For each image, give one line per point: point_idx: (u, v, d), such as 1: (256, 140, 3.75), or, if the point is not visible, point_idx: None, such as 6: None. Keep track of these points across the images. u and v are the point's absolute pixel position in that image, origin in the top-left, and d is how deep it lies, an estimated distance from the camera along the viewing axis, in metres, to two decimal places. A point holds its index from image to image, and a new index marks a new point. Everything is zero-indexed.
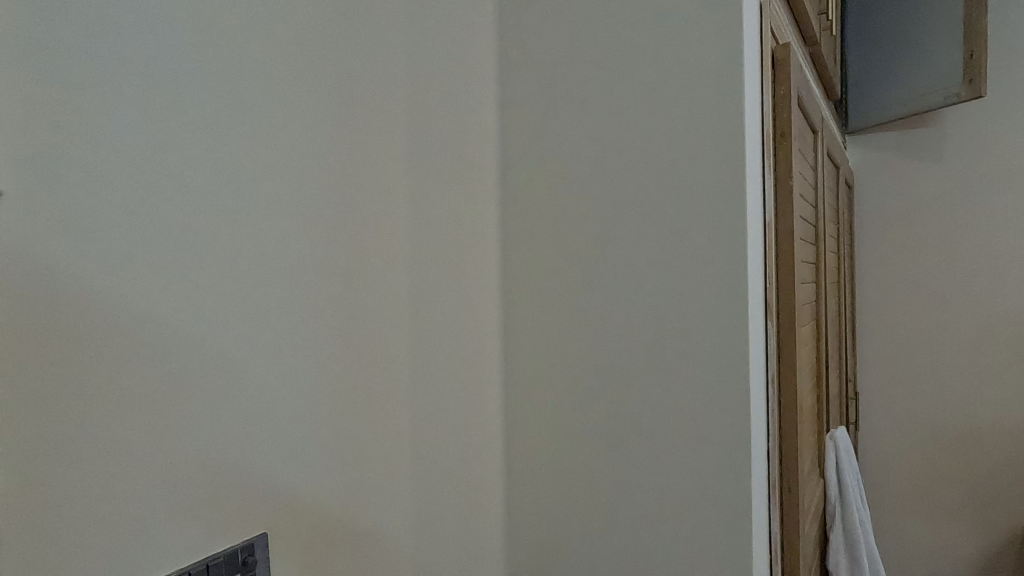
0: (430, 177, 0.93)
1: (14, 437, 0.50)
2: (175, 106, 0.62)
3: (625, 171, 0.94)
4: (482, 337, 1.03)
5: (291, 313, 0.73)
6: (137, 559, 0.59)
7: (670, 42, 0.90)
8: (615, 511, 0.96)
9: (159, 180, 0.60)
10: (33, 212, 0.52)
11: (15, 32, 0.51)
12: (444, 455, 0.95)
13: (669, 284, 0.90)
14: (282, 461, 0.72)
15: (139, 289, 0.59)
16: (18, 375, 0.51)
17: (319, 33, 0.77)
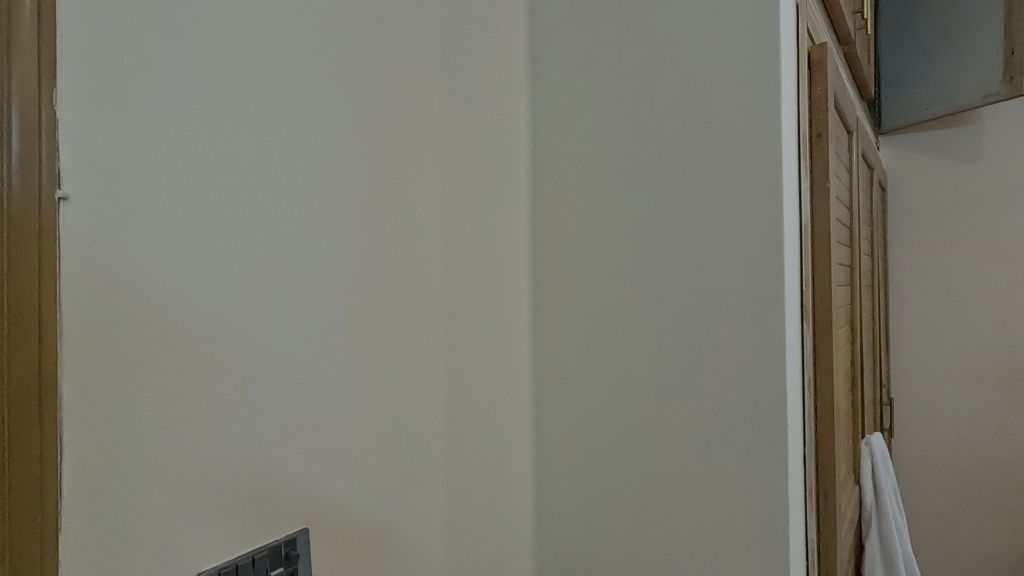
0: (464, 180, 0.94)
1: (78, 429, 0.53)
2: (227, 112, 0.64)
3: (659, 172, 0.94)
4: (514, 338, 1.04)
5: (333, 313, 0.75)
6: (188, 550, 0.61)
7: (704, 43, 0.90)
8: (647, 515, 0.96)
9: (212, 183, 0.63)
10: (97, 215, 0.54)
11: (85, 44, 0.53)
12: (476, 454, 0.96)
13: (703, 286, 0.90)
14: (322, 456, 0.74)
15: (193, 289, 0.61)
16: (81, 371, 0.53)
17: (359, 40, 0.79)
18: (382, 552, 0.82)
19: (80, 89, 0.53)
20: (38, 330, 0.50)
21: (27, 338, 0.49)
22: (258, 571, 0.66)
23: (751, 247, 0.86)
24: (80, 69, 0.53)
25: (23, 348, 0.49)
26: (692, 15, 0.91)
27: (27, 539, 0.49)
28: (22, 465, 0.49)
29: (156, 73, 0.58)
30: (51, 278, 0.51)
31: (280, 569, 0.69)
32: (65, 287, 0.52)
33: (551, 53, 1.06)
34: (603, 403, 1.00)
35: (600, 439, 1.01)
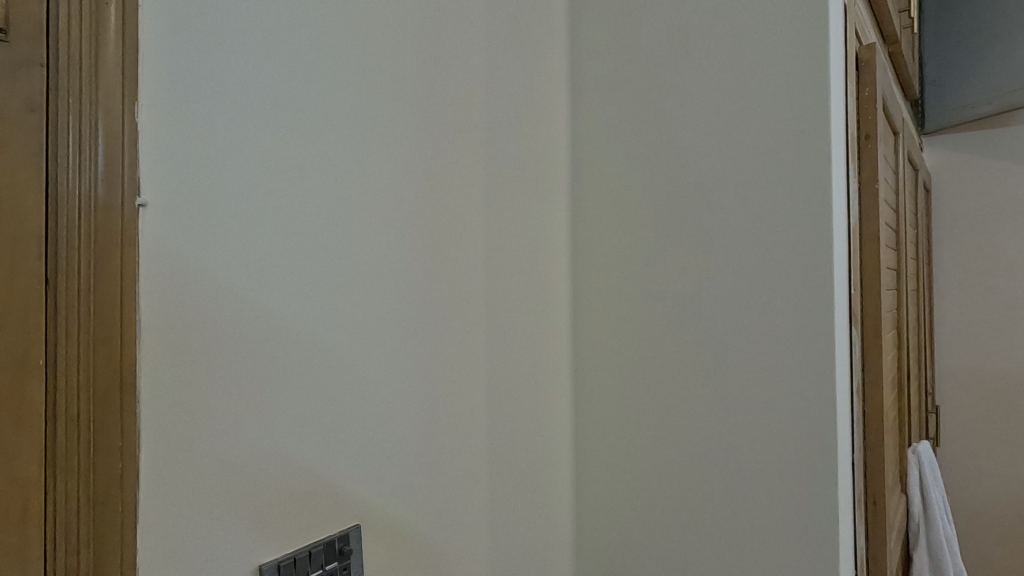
0: (508, 185, 0.96)
1: (154, 424, 0.55)
2: (290, 120, 0.67)
3: (703, 175, 0.94)
4: (554, 340, 1.05)
5: (385, 315, 0.77)
6: (250, 542, 0.63)
7: (750, 46, 0.90)
8: (689, 519, 0.96)
9: (275, 190, 0.65)
10: (172, 220, 0.57)
11: (164, 60, 0.56)
12: (519, 456, 0.98)
13: (748, 289, 0.89)
14: (374, 454, 0.76)
15: (259, 291, 0.64)
16: (158, 368, 0.56)
17: (411, 48, 0.81)
18: (431, 550, 0.83)
19: (158, 101, 0.56)
20: (120, 330, 0.53)
21: (110, 336, 0.52)
22: (314, 565, 0.69)
23: (797, 250, 0.85)
24: (157, 81, 0.56)
25: (106, 347, 0.52)
26: (739, 17, 0.91)
27: (110, 527, 0.52)
28: (105, 458, 0.52)
29: (226, 84, 0.61)
30: (133, 279, 0.54)
31: (335, 563, 0.71)
32: (143, 289, 0.55)
33: (593, 58, 1.07)
34: (645, 406, 1.00)
35: (641, 445, 1.01)
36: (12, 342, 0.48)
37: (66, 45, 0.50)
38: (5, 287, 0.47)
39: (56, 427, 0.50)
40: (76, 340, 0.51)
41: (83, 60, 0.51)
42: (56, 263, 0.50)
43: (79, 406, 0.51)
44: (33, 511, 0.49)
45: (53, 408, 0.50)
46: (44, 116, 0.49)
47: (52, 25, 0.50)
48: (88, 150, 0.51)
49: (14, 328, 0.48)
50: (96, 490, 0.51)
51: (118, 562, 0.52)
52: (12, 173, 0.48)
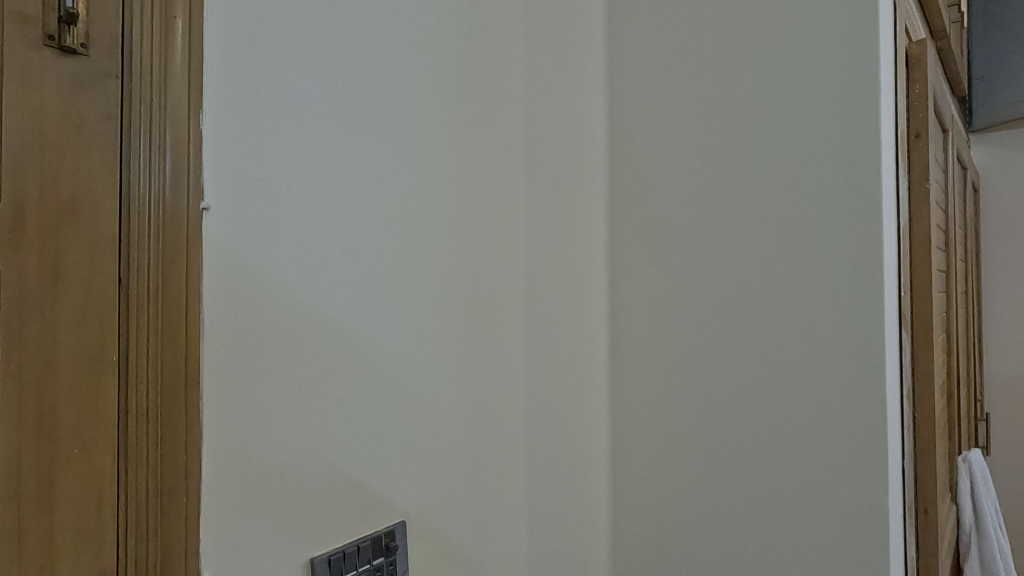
0: (549, 187, 0.96)
1: (214, 421, 0.58)
2: (341, 126, 0.69)
3: (745, 177, 0.93)
4: (592, 341, 1.05)
5: (431, 315, 0.79)
6: (303, 535, 0.65)
7: (795, 45, 0.89)
8: (732, 524, 0.95)
9: (328, 194, 0.67)
10: (232, 224, 0.59)
11: (226, 69, 0.59)
12: (558, 457, 0.98)
13: (794, 291, 0.88)
14: (418, 452, 0.77)
15: (314, 292, 0.66)
16: (218, 366, 0.58)
17: (455, 54, 0.82)
18: (473, 549, 0.84)
19: (222, 108, 0.58)
20: (185, 328, 0.55)
21: (176, 334, 0.54)
22: (362, 559, 0.70)
23: (846, 251, 0.84)
24: (220, 90, 0.58)
25: (173, 344, 0.54)
26: (784, 17, 0.91)
27: (174, 518, 0.54)
28: (171, 450, 0.54)
29: (283, 91, 0.63)
30: (197, 280, 0.56)
31: (381, 558, 0.72)
32: (206, 290, 0.57)
33: (631, 60, 1.07)
34: (685, 409, 1.00)
35: (681, 448, 1.00)
36: (89, 340, 0.50)
37: (139, 57, 0.53)
38: (83, 287, 0.50)
39: (128, 421, 0.52)
40: (147, 338, 0.53)
41: (154, 72, 0.54)
42: (129, 265, 0.52)
43: (149, 402, 0.53)
44: (107, 502, 0.51)
45: (126, 402, 0.52)
46: (118, 125, 0.52)
47: (126, 39, 0.52)
48: (158, 157, 0.54)
49: (90, 327, 0.50)
50: (163, 481, 0.54)
51: (183, 550, 0.55)
52: (91, 180, 0.50)
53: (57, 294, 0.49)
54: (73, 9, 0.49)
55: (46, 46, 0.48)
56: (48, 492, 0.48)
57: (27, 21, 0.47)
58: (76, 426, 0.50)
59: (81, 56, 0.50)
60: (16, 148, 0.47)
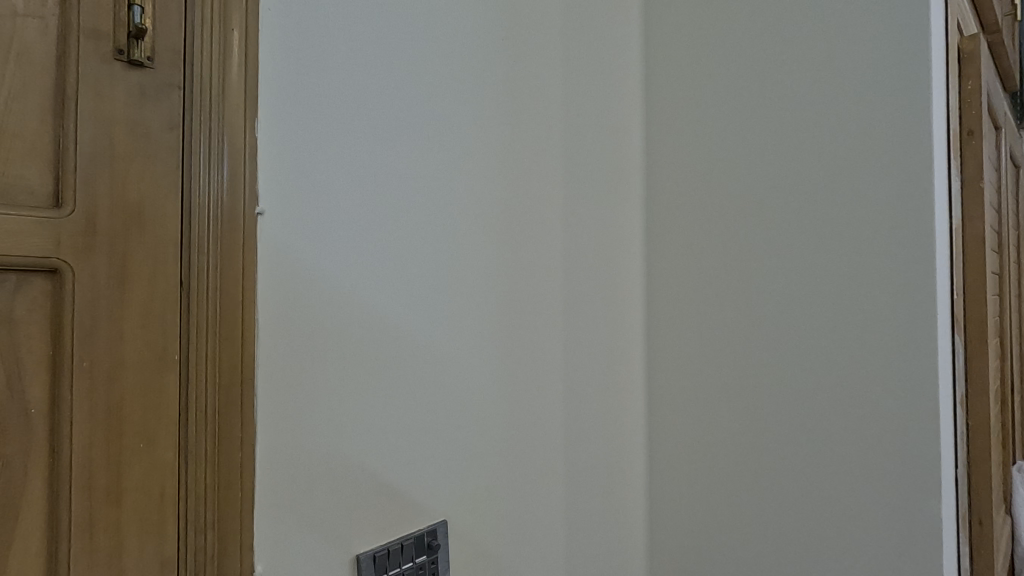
0: (586, 189, 0.96)
1: (267, 419, 0.59)
2: (387, 130, 0.70)
3: (788, 178, 0.92)
4: (628, 344, 1.04)
5: (471, 316, 0.79)
6: (351, 532, 0.67)
7: (840, 43, 0.88)
8: (776, 529, 0.93)
9: (374, 198, 0.69)
10: (285, 227, 0.61)
11: (280, 79, 0.61)
12: (596, 461, 0.97)
13: (840, 292, 0.87)
14: (459, 453, 0.78)
15: (361, 294, 0.67)
16: (272, 365, 0.60)
17: (496, 60, 0.83)
18: (513, 550, 0.85)
19: (276, 113, 0.60)
20: (242, 327, 0.57)
21: (232, 335, 0.56)
22: (406, 557, 0.71)
23: (893, 251, 0.83)
24: (274, 98, 0.60)
25: (231, 344, 0.56)
26: (828, 15, 0.90)
27: (231, 512, 0.56)
28: (228, 447, 0.56)
29: (333, 98, 0.65)
30: (252, 283, 0.58)
31: (424, 556, 0.73)
32: (261, 293, 0.59)
33: (668, 60, 1.06)
34: (725, 413, 0.98)
35: (721, 452, 0.99)
36: (153, 340, 0.53)
37: (199, 68, 0.55)
38: (148, 290, 0.53)
39: (188, 418, 0.55)
40: (206, 338, 0.56)
41: (214, 80, 0.56)
42: (190, 268, 0.55)
43: (207, 400, 0.55)
44: (169, 495, 0.54)
45: (186, 400, 0.55)
46: (180, 133, 0.55)
47: (188, 51, 0.55)
48: (217, 162, 0.56)
49: (154, 328, 0.53)
50: (220, 477, 0.56)
51: (239, 544, 0.57)
52: (155, 188, 0.53)
53: (125, 296, 0.52)
54: (142, 25, 0.52)
55: (116, 59, 0.51)
56: (116, 483, 0.51)
57: (99, 37, 0.50)
58: (142, 422, 0.52)
59: (147, 68, 0.53)
60: (89, 159, 0.50)
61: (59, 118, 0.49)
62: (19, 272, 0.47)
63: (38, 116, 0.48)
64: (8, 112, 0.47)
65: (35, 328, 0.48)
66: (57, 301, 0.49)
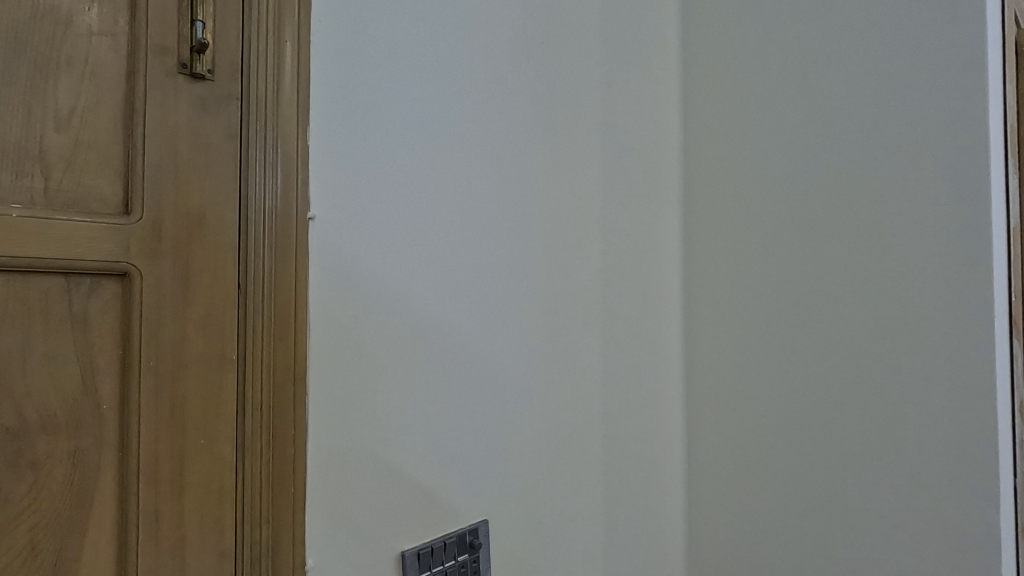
0: (625, 192, 0.96)
1: (318, 420, 0.61)
2: (430, 135, 0.71)
3: (829, 180, 0.91)
4: (666, 346, 1.03)
5: (513, 318, 0.80)
6: (398, 529, 0.68)
7: (889, 38, 0.86)
8: (823, 537, 0.91)
9: (418, 204, 0.70)
10: (334, 232, 0.62)
11: (330, 87, 0.62)
12: (634, 463, 0.97)
13: (890, 294, 0.85)
14: (499, 453, 0.79)
15: (405, 297, 0.69)
16: (323, 369, 0.61)
17: (536, 64, 0.84)
18: (552, 551, 0.85)
19: (326, 119, 0.62)
20: (294, 328, 0.59)
21: (286, 336, 0.58)
22: (448, 555, 0.73)
23: (947, 251, 0.80)
24: (324, 107, 0.62)
25: (284, 344, 0.58)
26: (875, 11, 0.88)
27: (284, 507, 0.58)
28: (282, 444, 0.58)
29: (380, 106, 0.66)
30: (304, 287, 0.59)
31: (466, 555, 0.75)
32: (313, 298, 0.60)
33: (706, 62, 1.06)
34: (766, 417, 0.97)
35: (763, 456, 0.98)
36: (213, 340, 0.55)
37: (255, 80, 0.58)
38: (209, 293, 0.55)
39: (245, 415, 0.57)
40: (260, 338, 0.58)
41: (270, 90, 0.58)
42: (247, 271, 0.57)
43: (263, 398, 0.58)
44: (228, 488, 0.56)
45: (243, 398, 0.57)
46: (238, 142, 0.57)
47: (245, 63, 0.57)
48: (272, 168, 0.58)
49: (214, 328, 0.55)
50: (274, 473, 0.58)
51: (291, 538, 0.58)
52: (215, 195, 0.55)
53: (187, 298, 0.54)
54: (204, 39, 0.54)
55: (180, 73, 0.54)
56: (180, 477, 0.54)
57: (165, 52, 0.53)
58: (202, 418, 0.55)
59: (208, 80, 0.55)
60: (154, 167, 0.52)
61: (128, 129, 0.52)
62: (91, 275, 0.50)
63: (110, 128, 0.51)
64: (83, 125, 0.50)
65: (106, 328, 0.51)
66: (126, 303, 0.51)
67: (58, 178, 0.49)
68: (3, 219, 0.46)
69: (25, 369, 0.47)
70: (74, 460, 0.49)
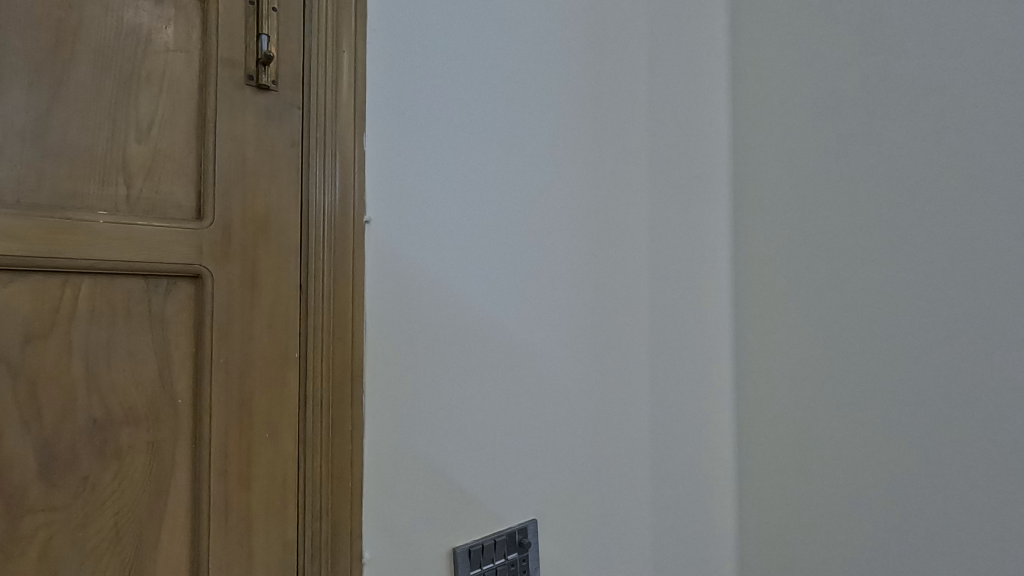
0: (671, 192, 0.96)
1: (374, 417, 0.63)
2: (481, 138, 0.72)
3: (878, 180, 0.92)
4: (716, 343, 1.06)
5: (562, 318, 0.81)
6: (450, 525, 0.69)
7: (953, 32, 0.85)
8: (881, 536, 0.91)
9: (470, 205, 0.71)
10: (389, 234, 0.64)
11: (384, 94, 0.64)
12: (681, 464, 0.96)
13: (957, 293, 0.84)
14: (547, 453, 0.79)
15: (456, 297, 0.70)
16: (378, 367, 0.63)
17: (584, 64, 0.84)
18: (600, 552, 0.85)
19: (379, 124, 0.64)
20: (352, 328, 0.61)
21: (344, 335, 0.60)
22: (498, 553, 0.73)
23: (1009, 249, 0.79)
24: (377, 113, 0.63)
25: (343, 342, 0.60)
26: (934, 7, 0.87)
27: (343, 501, 0.60)
28: (340, 439, 0.60)
29: (433, 111, 0.68)
30: (360, 287, 0.61)
31: (516, 553, 0.75)
32: (368, 298, 0.62)
33: (755, 65, 1.08)
34: (815, 412, 1.00)
35: (811, 450, 1.00)
36: (278, 339, 0.58)
37: (314, 89, 0.60)
38: (273, 294, 0.58)
39: (308, 411, 0.59)
40: (321, 337, 0.60)
41: (328, 99, 0.60)
42: (309, 273, 0.60)
43: (323, 395, 0.60)
44: (291, 480, 0.59)
45: (305, 394, 0.59)
46: (300, 149, 0.60)
47: (307, 73, 0.60)
48: (330, 173, 0.60)
49: (279, 327, 0.58)
50: (334, 467, 0.60)
51: (349, 531, 0.60)
52: (279, 200, 0.58)
53: (253, 299, 0.57)
54: (268, 51, 0.57)
55: (247, 85, 0.57)
56: (247, 469, 0.56)
57: (233, 65, 0.56)
58: (268, 413, 0.57)
59: (272, 91, 0.58)
60: (222, 175, 0.55)
61: (200, 139, 0.55)
62: (167, 277, 0.53)
63: (184, 139, 0.54)
64: (161, 136, 0.53)
65: (181, 328, 0.54)
66: (198, 303, 0.55)
67: (138, 187, 0.52)
68: (90, 226, 0.49)
69: (110, 364, 0.51)
70: (151, 452, 0.52)
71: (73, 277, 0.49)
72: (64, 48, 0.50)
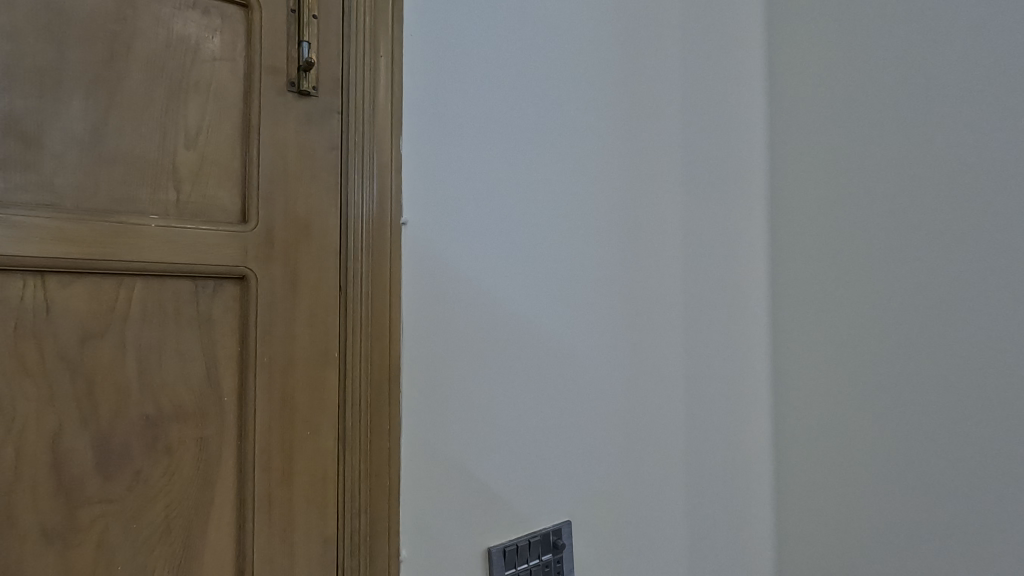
0: (706, 191, 0.95)
1: (411, 417, 0.63)
2: (515, 140, 0.73)
3: (924, 177, 0.89)
4: (753, 345, 1.04)
5: (595, 319, 0.80)
6: (485, 524, 0.70)
7: (1005, 23, 0.82)
8: (929, 545, 0.88)
9: (504, 207, 0.72)
10: (425, 236, 0.65)
11: (421, 98, 0.65)
12: (716, 467, 0.95)
13: (1012, 293, 0.80)
14: (581, 455, 0.78)
15: (491, 298, 0.70)
16: (415, 366, 0.64)
17: (618, 64, 0.84)
18: (635, 555, 0.84)
19: (416, 128, 0.65)
20: (389, 328, 0.62)
21: (381, 335, 0.61)
22: (532, 554, 0.73)
23: None
24: (414, 117, 0.64)
25: (380, 343, 0.61)
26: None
27: (381, 499, 0.61)
28: (378, 438, 0.61)
29: (468, 114, 0.69)
30: (397, 289, 0.62)
31: (550, 555, 0.75)
32: (405, 299, 0.63)
33: (793, 61, 1.06)
34: (858, 416, 0.96)
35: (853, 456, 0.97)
36: (318, 338, 0.59)
37: (354, 94, 0.61)
38: (314, 295, 0.59)
39: (347, 409, 0.61)
40: (360, 337, 0.61)
41: (367, 104, 0.62)
42: (347, 274, 0.61)
43: (361, 394, 0.61)
44: (331, 476, 0.60)
45: (344, 393, 0.61)
46: (339, 153, 0.61)
47: (345, 79, 0.61)
48: (369, 177, 0.61)
49: (319, 327, 0.59)
50: (372, 465, 0.61)
51: (387, 528, 0.61)
52: (319, 202, 0.60)
53: (295, 299, 0.58)
54: (309, 58, 0.58)
55: (288, 91, 0.58)
56: (288, 465, 0.58)
57: (276, 72, 0.58)
58: (309, 411, 0.59)
59: (312, 96, 0.60)
60: (266, 179, 0.57)
61: (244, 143, 0.57)
62: (214, 278, 0.55)
63: (230, 144, 0.56)
64: (207, 141, 0.55)
65: (227, 327, 0.55)
66: (243, 303, 0.56)
67: (187, 191, 0.54)
68: (143, 229, 0.51)
69: (160, 362, 0.53)
70: (199, 447, 0.54)
71: (126, 278, 0.51)
72: (119, 58, 0.52)
